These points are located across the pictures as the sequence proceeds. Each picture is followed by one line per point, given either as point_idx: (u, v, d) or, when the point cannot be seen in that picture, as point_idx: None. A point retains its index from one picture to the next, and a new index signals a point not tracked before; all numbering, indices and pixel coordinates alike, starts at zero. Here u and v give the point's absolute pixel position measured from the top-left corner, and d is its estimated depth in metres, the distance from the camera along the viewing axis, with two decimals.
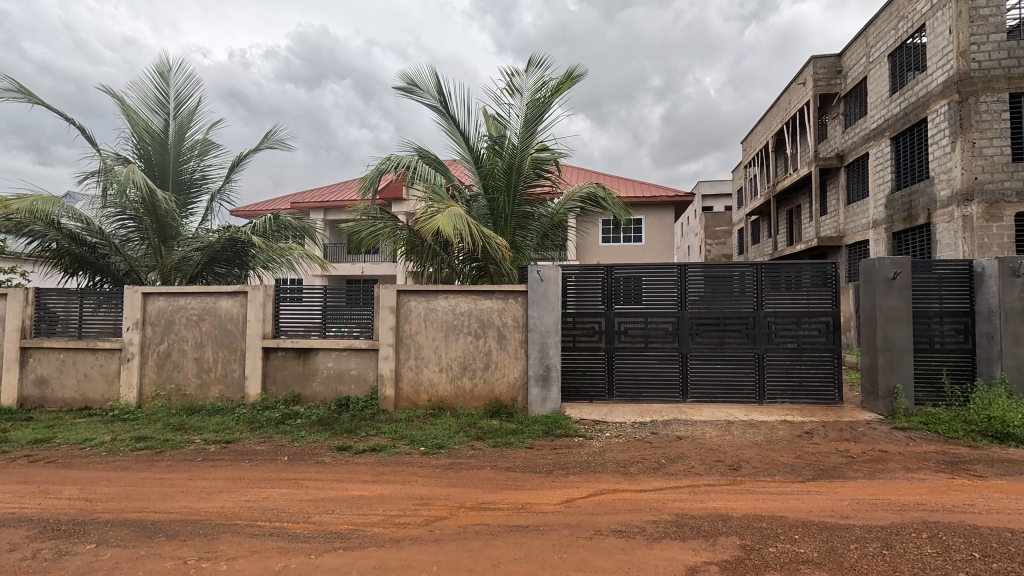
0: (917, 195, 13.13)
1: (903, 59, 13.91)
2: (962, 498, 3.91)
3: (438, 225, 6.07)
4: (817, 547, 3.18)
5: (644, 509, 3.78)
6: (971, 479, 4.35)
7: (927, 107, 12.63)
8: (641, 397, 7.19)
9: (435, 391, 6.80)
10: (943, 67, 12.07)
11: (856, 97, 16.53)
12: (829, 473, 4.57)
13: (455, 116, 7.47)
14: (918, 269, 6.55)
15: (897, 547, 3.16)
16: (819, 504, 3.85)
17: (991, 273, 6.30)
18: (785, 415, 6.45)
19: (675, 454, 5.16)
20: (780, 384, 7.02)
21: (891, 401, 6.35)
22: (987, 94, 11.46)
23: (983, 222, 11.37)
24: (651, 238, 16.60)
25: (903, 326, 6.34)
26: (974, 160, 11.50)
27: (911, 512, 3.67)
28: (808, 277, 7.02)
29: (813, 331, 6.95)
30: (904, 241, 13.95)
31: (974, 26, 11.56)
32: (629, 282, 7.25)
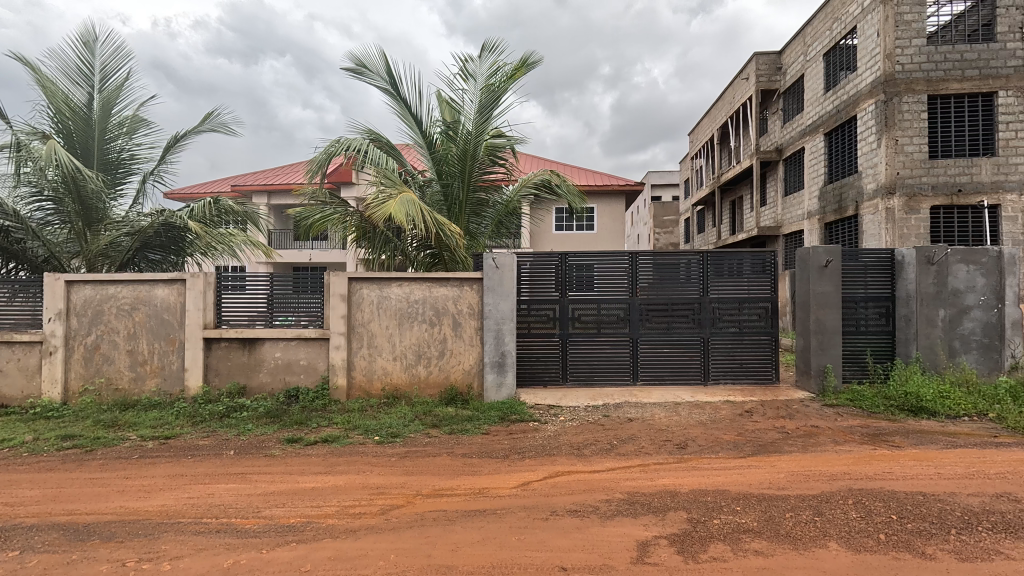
0: (846, 189, 14.05)
1: (837, 59, 14.74)
2: (882, 466, 4.27)
3: (389, 212, 5.93)
4: (756, 517, 3.39)
5: (597, 490, 3.90)
6: (890, 448, 4.76)
7: (856, 105, 13.50)
8: (593, 381, 7.37)
9: (388, 379, 6.71)
10: (872, 68, 12.92)
11: (793, 94, 17.40)
12: (767, 448, 4.87)
13: (407, 99, 7.29)
14: (846, 258, 7.02)
15: (826, 513, 3.43)
16: (759, 477, 4.10)
17: (910, 261, 6.82)
18: (728, 396, 6.81)
19: (627, 435, 5.34)
20: (723, 366, 7.38)
21: (822, 379, 6.83)
22: (909, 95, 12.33)
23: (903, 214, 12.32)
24: (603, 227, 16.90)
25: (832, 309, 6.81)
26: (896, 156, 12.39)
27: (838, 481, 3.98)
28: (749, 264, 7.38)
29: (753, 316, 7.36)
30: (836, 231, 14.87)
31: (899, 30, 12.42)
32: (582, 269, 7.38)
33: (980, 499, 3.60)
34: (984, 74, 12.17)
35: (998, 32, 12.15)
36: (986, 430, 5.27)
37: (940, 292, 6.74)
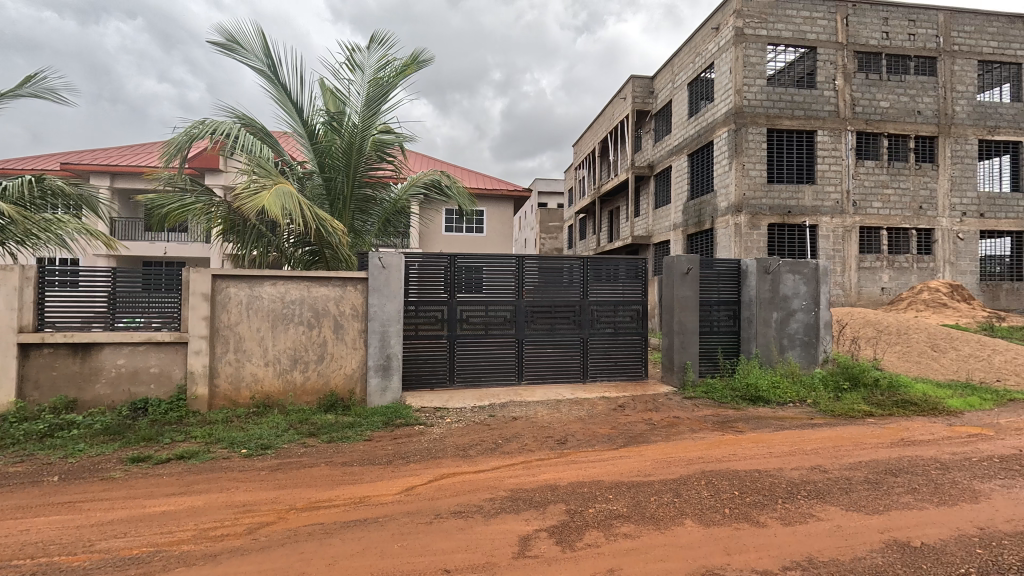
0: (704, 206, 15.87)
1: (698, 89, 16.61)
2: (729, 450, 4.88)
3: (262, 204, 5.44)
4: (626, 503, 3.68)
5: (482, 489, 3.95)
6: (734, 433, 5.47)
7: (712, 131, 15.34)
8: (480, 382, 7.46)
9: (259, 386, 6.16)
10: (725, 100, 14.77)
11: (663, 117, 19.25)
12: (636, 439, 5.32)
13: (286, 84, 6.76)
14: (704, 266, 7.92)
15: (683, 494, 3.84)
16: (629, 466, 4.47)
17: (751, 270, 7.89)
18: (604, 392, 7.31)
19: (511, 434, 5.48)
20: (600, 364, 7.91)
21: (683, 374, 7.63)
22: (753, 127, 14.31)
23: (748, 229, 14.22)
24: (492, 230, 17.18)
25: (691, 312, 7.64)
26: (743, 178, 14.28)
27: (694, 465, 4.48)
28: (624, 269, 8.00)
29: (626, 318, 7.98)
30: (695, 242, 16.70)
31: (746, 70, 14.38)
32: (471, 271, 7.43)
33: (800, 471, 4.29)
34: (807, 114, 14.59)
35: (817, 79, 14.69)
36: (805, 414, 6.28)
37: (773, 297, 7.89)
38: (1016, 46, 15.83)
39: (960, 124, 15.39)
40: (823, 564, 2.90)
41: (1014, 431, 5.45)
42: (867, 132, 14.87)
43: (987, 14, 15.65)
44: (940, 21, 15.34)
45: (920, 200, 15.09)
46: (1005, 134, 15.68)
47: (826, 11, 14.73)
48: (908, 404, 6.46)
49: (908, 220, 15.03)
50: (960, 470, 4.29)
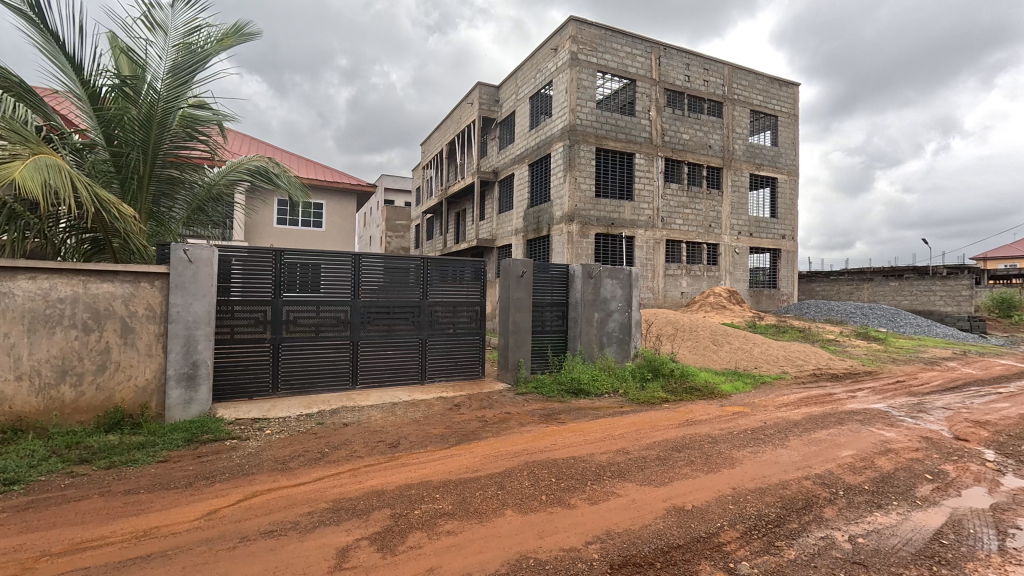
0: (542, 213, 17.00)
1: (539, 103, 17.73)
2: (550, 440, 5.30)
3: (14, 179, 4.30)
4: (451, 500, 3.75)
5: (300, 503, 3.67)
6: (557, 425, 5.95)
7: (550, 145, 16.53)
8: (309, 388, 6.94)
9: (7, 407, 4.89)
10: (561, 117, 16.01)
11: (507, 126, 20.13)
12: (468, 436, 5.45)
13: (56, 32, 5.42)
14: (539, 270, 8.46)
15: (506, 486, 4.05)
16: (458, 464, 4.56)
17: (578, 274, 8.65)
18: (441, 392, 7.36)
19: (339, 441, 5.21)
20: (438, 365, 7.96)
21: (516, 371, 8.06)
22: (584, 144, 15.76)
23: (579, 237, 15.61)
24: (331, 226, 16.17)
25: (525, 312, 8.11)
26: (575, 191, 15.63)
27: (519, 457, 4.76)
28: (464, 271, 8.16)
29: (465, 318, 8.15)
30: (534, 247, 17.81)
31: (579, 92, 15.78)
32: (301, 269, 6.88)
33: (607, 454, 4.84)
34: (628, 138, 16.59)
35: (636, 109, 16.78)
36: (616, 403, 7.12)
37: (595, 299, 8.77)
38: (775, 102, 20.02)
39: (738, 160, 18.92)
40: (618, 534, 3.30)
41: (762, 408, 6.88)
42: (673, 159, 17.45)
43: (757, 74, 19.49)
44: (725, 74, 18.69)
45: (709, 220, 18.19)
46: (767, 171, 19.71)
47: (644, 50, 16.91)
48: (693, 390, 7.73)
49: (701, 235, 18.00)
50: (723, 442, 5.26)
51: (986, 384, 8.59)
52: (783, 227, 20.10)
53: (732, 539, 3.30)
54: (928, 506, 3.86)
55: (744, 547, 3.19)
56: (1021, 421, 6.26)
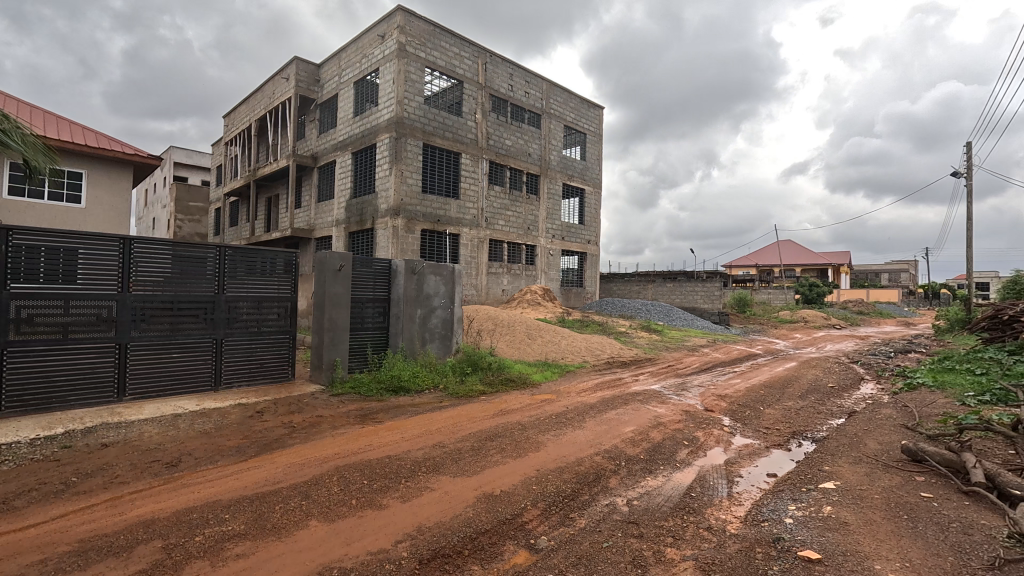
0: (365, 205, 16.29)
1: (363, 89, 16.91)
2: (365, 441, 5.09)
3: None
4: (244, 519, 3.34)
5: (25, 552, 2.87)
6: (373, 424, 5.75)
7: (375, 135, 15.92)
8: (52, 404, 5.50)
9: None
10: (387, 107, 15.53)
11: (328, 109, 18.78)
12: (270, 446, 4.92)
13: None
14: (360, 264, 8.07)
15: (312, 495, 3.76)
16: (256, 477, 4.09)
17: (400, 270, 8.51)
18: (240, 399, 6.52)
19: (94, 466, 4.23)
20: (238, 368, 7.04)
21: (331, 372, 7.56)
22: (411, 138, 15.54)
23: (404, 232, 15.36)
24: (95, 201, 13.11)
25: (342, 309, 7.66)
26: (401, 185, 15.33)
27: (328, 462, 4.46)
28: (272, 263, 7.36)
29: (272, 316, 7.36)
30: (356, 241, 16.97)
31: (406, 85, 15.50)
32: (41, 254, 5.41)
33: (423, 450, 4.84)
34: (454, 138, 16.88)
35: (463, 109, 17.19)
36: (436, 398, 7.19)
37: (417, 295, 8.73)
38: (585, 121, 22.41)
39: (553, 169, 20.71)
40: (428, 528, 3.32)
41: (566, 394, 7.65)
42: (496, 162, 18.34)
43: (570, 93, 21.56)
44: (544, 89, 20.28)
45: (528, 223, 19.57)
46: (577, 182, 21.98)
47: (471, 53, 17.38)
48: (508, 381, 8.22)
49: (520, 237, 19.25)
50: (531, 428, 5.70)
51: (726, 365, 10.89)
52: (589, 233, 22.64)
53: (534, 517, 3.57)
54: (683, 467, 4.74)
55: (543, 523, 3.48)
56: (746, 392, 8.10)
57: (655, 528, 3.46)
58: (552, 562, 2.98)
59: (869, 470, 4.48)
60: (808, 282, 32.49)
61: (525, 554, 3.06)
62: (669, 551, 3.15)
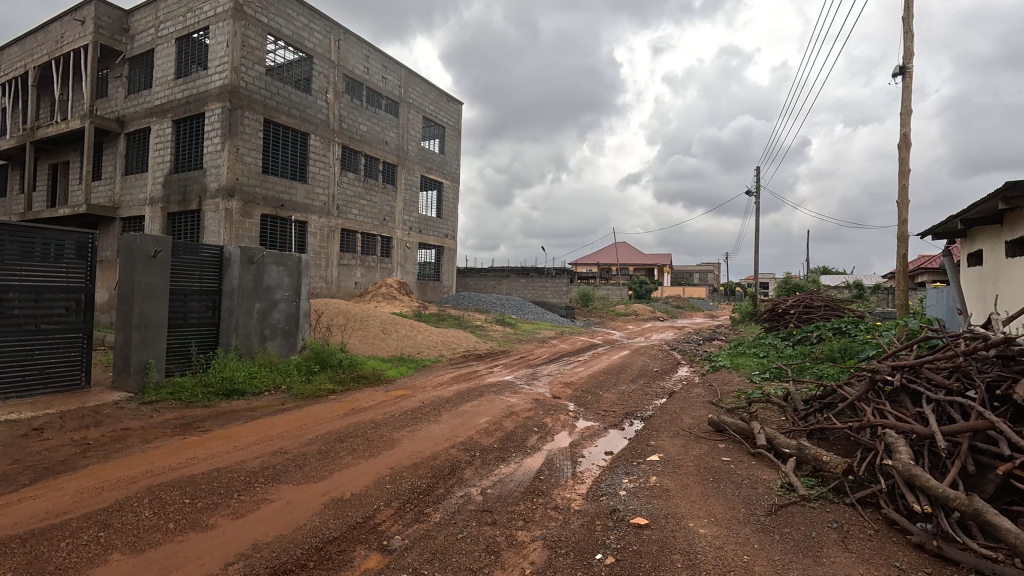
0: (190, 183, 14.14)
1: (189, 49, 14.62)
2: (187, 454, 4.41)
3: None
4: (11, 566, 2.65)
5: None
6: (198, 434, 5.01)
7: (204, 103, 13.89)
8: None
9: None
10: (219, 73, 13.65)
11: (140, 65, 15.84)
12: (53, 470, 3.98)
13: None
14: (182, 251, 6.98)
15: (114, 523, 3.15)
16: (31, 511, 3.28)
17: (234, 259, 7.54)
18: (8, 415, 5.18)
19: None
20: (4, 376, 5.58)
21: (143, 376, 6.41)
22: (249, 111, 13.87)
23: (239, 217, 13.68)
24: None
25: (158, 302, 6.55)
26: (236, 163, 13.61)
27: (137, 483, 3.77)
28: (58, 246, 5.98)
29: (57, 310, 5.98)
30: (178, 223, 14.65)
31: (244, 50, 13.79)
32: None
33: (260, 459, 4.36)
34: (302, 116, 15.52)
35: (312, 87, 15.89)
36: (277, 400, 6.55)
37: (256, 287, 7.83)
38: (444, 115, 22.32)
39: (410, 160, 20.25)
40: (266, 545, 2.99)
41: (421, 389, 7.56)
42: (349, 148, 17.33)
43: (429, 85, 21.28)
44: (402, 77, 19.70)
45: (383, 214, 18.88)
46: (435, 175, 21.80)
47: (322, 27, 16.13)
48: (360, 378, 7.84)
49: (375, 228, 18.48)
50: (385, 426, 5.50)
51: (571, 355, 11.78)
52: (446, 227, 22.64)
53: (387, 518, 3.44)
54: (533, 452, 5.00)
55: (397, 523, 3.38)
56: (588, 380, 8.84)
57: (507, 513, 3.59)
58: (405, 561, 2.91)
59: (685, 441, 5.22)
60: (639, 279, 36.70)
61: (378, 558, 2.94)
62: (520, 534, 3.28)
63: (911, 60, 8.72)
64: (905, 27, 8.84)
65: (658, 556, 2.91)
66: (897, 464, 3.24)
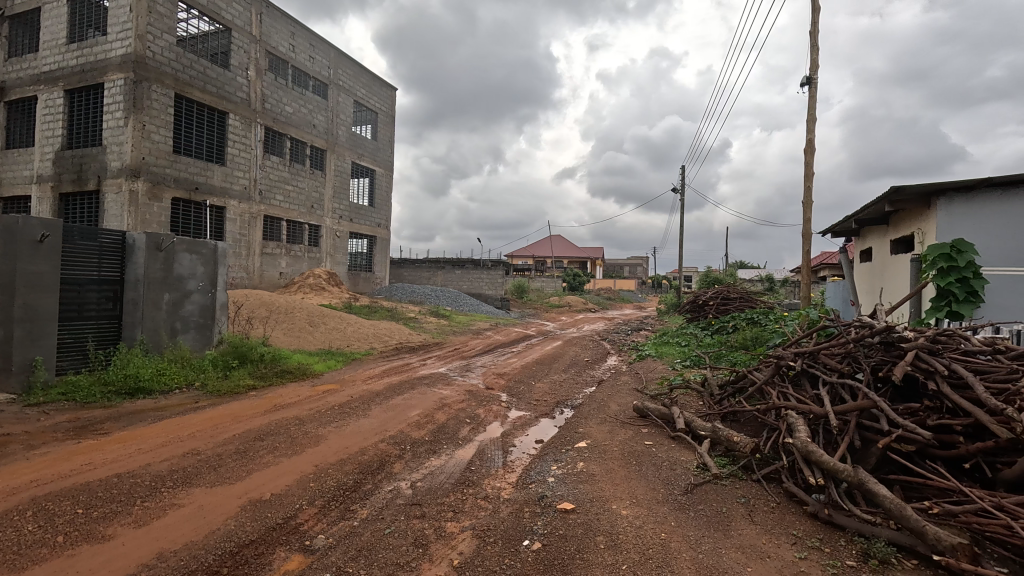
0: (87, 160, 12.75)
1: (84, 10, 13.09)
2: (81, 460, 4.00)
3: None
4: None
5: None
6: (96, 438, 4.56)
7: (103, 73, 12.54)
8: None
9: None
10: (122, 40, 12.36)
11: (24, 25, 13.98)
12: None
13: None
14: (77, 236, 6.30)
15: None
16: None
17: (139, 246, 6.92)
18: None
19: None
20: None
21: (28, 375, 5.72)
22: (157, 84, 12.68)
23: (146, 199, 12.53)
24: None
25: (48, 293, 5.88)
26: (143, 140, 12.44)
27: (20, 494, 3.37)
28: None
29: None
30: (72, 205, 13.19)
31: (151, 17, 12.57)
32: None
33: (168, 462, 4.04)
34: (219, 93, 14.42)
35: (231, 62, 14.80)
36: (190, 398, 6.10)
37: (165, 277, 7.24)
38: (376, 100, 21.58)
39: (340, 145, 19.44)
40: (173, 554, 2.78)
41: (351, 383, 7.34)
42: (273, 130, 16.35)
43: (361, 68, 20.48)
44: (331, 57, 18.82)
45: (311, 200, 18.03)
46: (367, 162, 21.07)
47: None
48: (284, 373, 7.48)
49: (301, 215, 17.62)
50: (310, 422, 5.28)
51: (505, 346, 11.87)
52: (379, 216, 21.99)
53: (310, 517, 3.31)
54: (464, 443, 5.01)
55: (320, 521, 3.26)
56: (521, 370, 8.95)
57: (437, 505, 3.56)
58: (329, 561, 2.81)
59: (611, 427, 5.43)
60: (573, 272, 37.52)
61: (299, 558, 2.82)
62: (449, 526, 3.28)
63: (816, 71, 9.48)
64: (811, 40, 9.58)
65: (583, 539, 3.01)
66: (796, 441, 3.54)
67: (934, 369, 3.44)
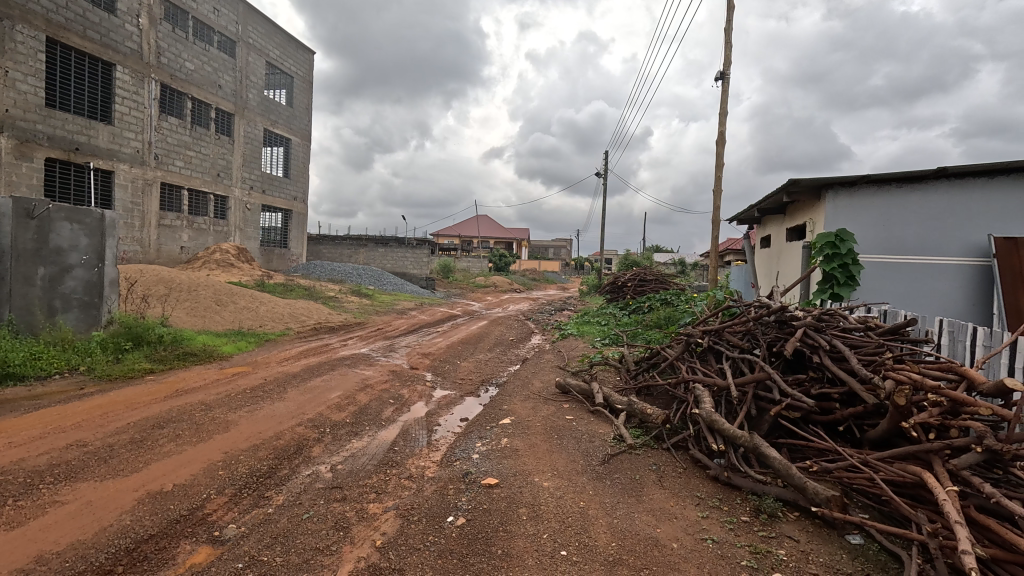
0: None
1: None
2: None
3: None
4: None
5: None
6: None
7: None
8: None
9: None
10: None
11: None
12: None
13: None
14: None
15: None
16: None
17: (4, 212, 6.02)
18: None
19: None
20: None
21: None
22: (24, 25, 10.96)
23: (12, 158, 10.94)
24: None
25: None
26: (6, 90, 10.75)
27: None
28: None
29: None
30: None
31: None
32: None
33: (48, 456, 3.60)
34: (103, 41, 12.70)
35: (117, 6, 13.04)
36: (72, 385, 5.46)
37: (39, 249, 6.36)
38: (292, 63, 20.06)
39: (251, 110, 17.93)
40: (57, 555, 2.51)
41: (264, 364, 6.94)
42: (171, 87, 14.73)
43: (275, 26, 18.92)
44: (238, 12, 17.18)
45: (217, 168, 16.55)
46: (281, 130, 19.64)
47: None
48: (188, 355, 6.90)
49: (206, 183, 16.15)
50: (218, 407, 4.93)
51: (430, 326, 11.73)
52: (295, 189, 20.66)
53: (218, 507, 3.11)
54: (388, 424, 4.91)
55: (231, 511, 3.07)
56: (446, 350, 8.90)
57: (358, 487, 3.49)
58: (241, 550, 2.67)
59: (534, 403, 5.57)
60: (500, 252, 37.50)
61: (207, 550, 2.65)
62: (371, 507, 3.22)
63: (729, 67, 10.07)
64: (725, 38, 10.15)
65: (505, 512, 3.08)
66: (702, 412, 3.84)
67: (818, 344, 3.85)
